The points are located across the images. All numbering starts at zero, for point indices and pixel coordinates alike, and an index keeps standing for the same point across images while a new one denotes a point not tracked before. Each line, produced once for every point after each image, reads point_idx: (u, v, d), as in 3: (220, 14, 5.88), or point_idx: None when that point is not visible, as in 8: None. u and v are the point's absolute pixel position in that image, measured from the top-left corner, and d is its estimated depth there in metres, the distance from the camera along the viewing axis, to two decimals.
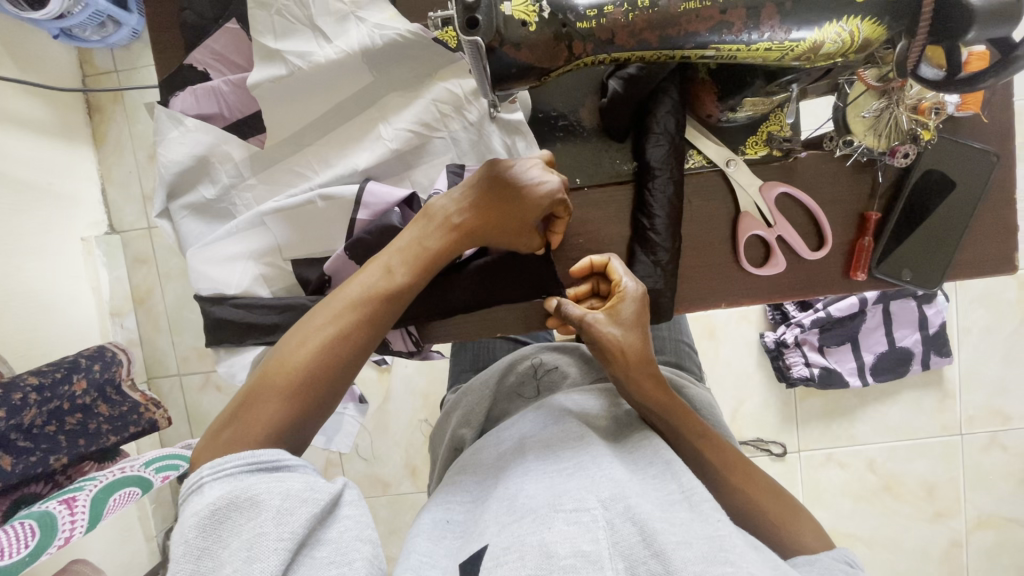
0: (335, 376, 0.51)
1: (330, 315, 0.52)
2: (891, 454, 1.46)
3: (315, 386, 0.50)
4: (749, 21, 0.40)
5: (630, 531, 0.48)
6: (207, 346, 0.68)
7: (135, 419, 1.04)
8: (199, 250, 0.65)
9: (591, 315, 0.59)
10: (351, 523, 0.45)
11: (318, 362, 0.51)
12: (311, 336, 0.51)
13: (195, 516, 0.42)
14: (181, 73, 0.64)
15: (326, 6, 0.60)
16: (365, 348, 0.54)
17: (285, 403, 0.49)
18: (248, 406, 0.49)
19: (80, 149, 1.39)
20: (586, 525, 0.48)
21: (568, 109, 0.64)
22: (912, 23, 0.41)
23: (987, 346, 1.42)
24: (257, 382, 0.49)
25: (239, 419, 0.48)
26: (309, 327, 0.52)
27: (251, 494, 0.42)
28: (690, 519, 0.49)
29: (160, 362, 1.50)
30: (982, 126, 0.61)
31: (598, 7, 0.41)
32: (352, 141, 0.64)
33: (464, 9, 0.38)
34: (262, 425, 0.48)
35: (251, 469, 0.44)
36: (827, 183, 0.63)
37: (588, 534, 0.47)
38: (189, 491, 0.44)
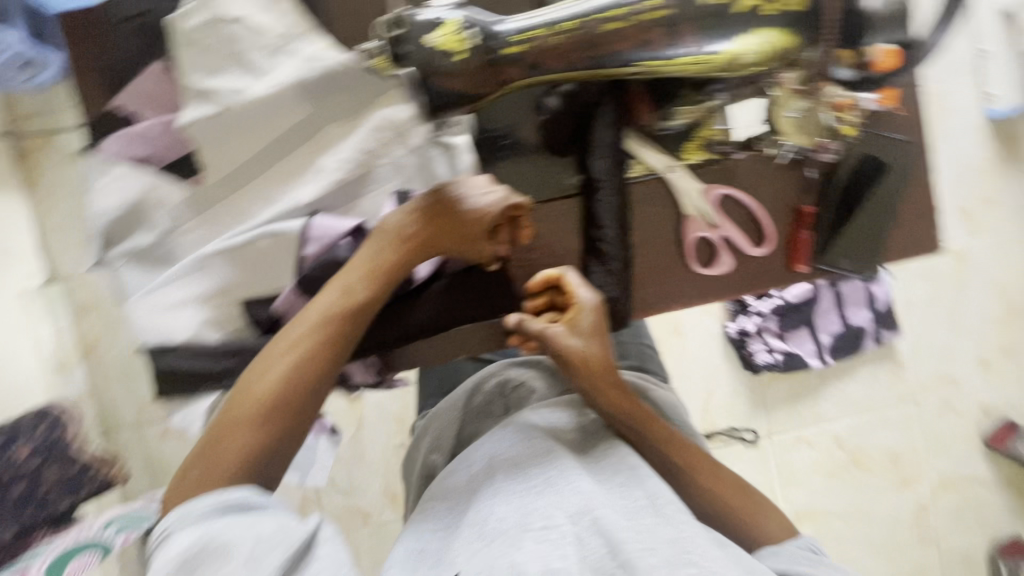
0: (302, 399, 0.51)
1: (290, 339, 0.52)
2: (855, 429, 1.52)
3: (283, 411, 0.50)
4: (668, 39, 0.42)
5: (598, 544, 0.50)
6: (156, 397, 0.65)
7: (91, 478, 1.01)
8: (139, 299, 0.62)
9: (552, 330, 0.59)
10: (326, 562, 0.44)
11: (282, 387, 0.50)
12: (273, 362, 0.51)
13: (166, 566, 0.42)
14: (107, 118, 0.62)
15: (256, 41, 0.59)
16: (331, 369, 0.53)
17: (252, 432, 0.48)
18: (218, 439, 0.49)
19: (9, 197, 1.32)
20: (555, 542, 0.50)
21: (510, 127, 0.64)
22: (818, 31, 0.43)
23: (932, 317, 1.51)
24: (223, 415, 0.49)
25: (208, 454, 0.48)
26: (272, 354, 0.52)
27: (224, 540, 0.43)
28: (655, 524, 0.51)
29: (114, 413, 1.43)
30: (896, 118, 0.65)
31: (524, 32, 0.41)
32: (293, 175, 0.63)
33: (390, 43, 0.38)
34: (232, 455, 0.48)
35: (224, 512, 0.45)
36: (765, 182, 0.65)
37: (558, 550, 0.49)
38: (165, 538, 0.45)
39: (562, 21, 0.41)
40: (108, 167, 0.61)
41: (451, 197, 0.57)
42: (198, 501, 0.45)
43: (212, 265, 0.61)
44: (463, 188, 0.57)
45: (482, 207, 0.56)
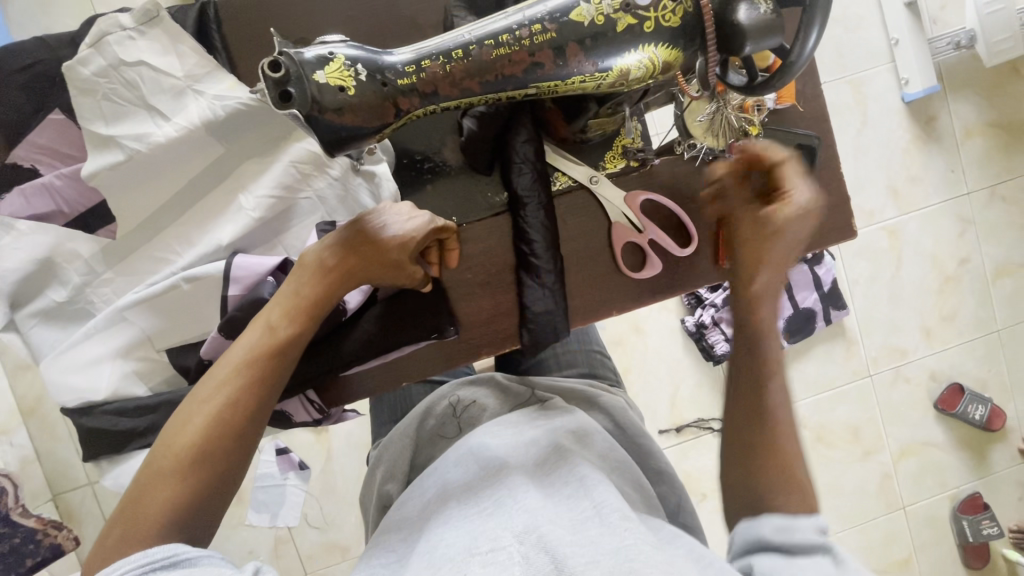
0: (231, 445, 0.48)
1: (212, 384, 0.49)
2: (816, 407, 1.57)
3: (209, 461, 0.47)
4: (558, 59, 0.43)
5: (544, 562, 0.48)
6: (86, 459, 0.62)
7: (31, 550, 0.99)
8: (56, 358, 0.59)
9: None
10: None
11: (204, 436, 0.47)
12: (195, 409, 0.48)
13: None
14: (1, 174, 0.58)
15: (159, 83, 0.58)
16: (260, 410, 0.50)
17: (175, 488, 0.45)
18: (137, 499, 0.45)
19: None
20: (501, 564, 0.48)
21: (431, 150, 0.65)
22: (702, 41, 0.44)
23: (875, 293, 1.58)
24: (142, 472, 0.46)
25: (127, 517, 0.44)
26: (194, 402, 0.49)
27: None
28: (601, 533, 0.51)
29: (64, 474, 1.35)
30: (802, 113, 0.68)
31: (414, 63, 0.42)
32: (213, 216, 0.61)
33: (274, 83, 0.38)
34: (153, 516, 0.44)
35: (144, 573, 0.41)
36: (682, 185, 0.67)
37: (502, 571, 0.47)
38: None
39: (451, 49, 0.42)
40: (9, 225, 0.58)
41: (369, 225, 0.56)
42: (114, 568, 0.41)
43: (130, 316, 0.60)
44: (382, 216, 0.56)
45: (404, 233, 0.56)
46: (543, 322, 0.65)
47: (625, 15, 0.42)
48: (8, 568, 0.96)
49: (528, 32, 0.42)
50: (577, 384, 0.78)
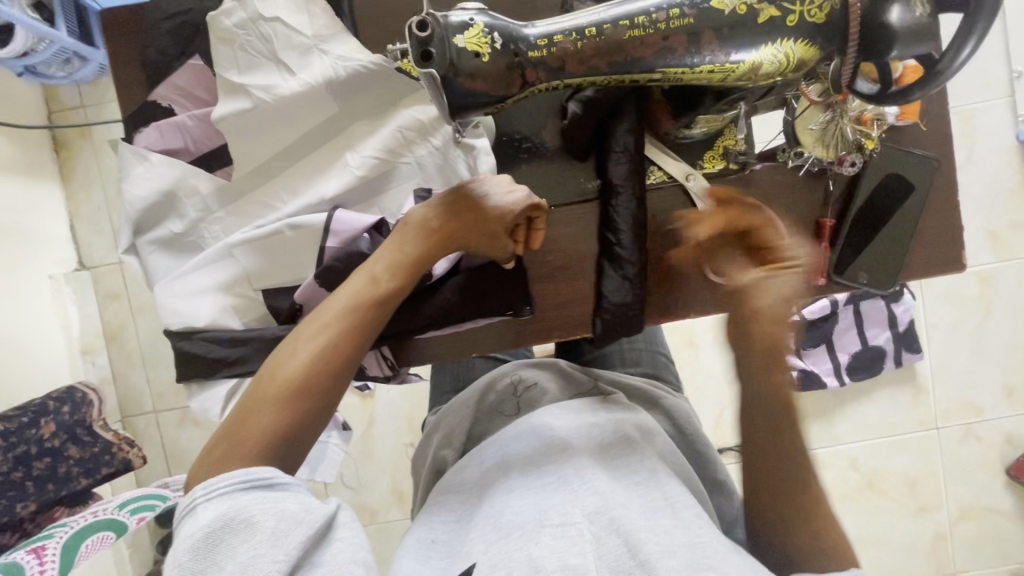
0: (329, 382, 0.52)
1: (318, 324, 0.53)
2: (872, 452, 1.49)
3: (309, 394, 0.51)
4: (691, 46, 0.42)
5: (617, 543, 0.50)
6: (179, 381, 0.67)
7: (108, 460, 1.06)
8: (168, 283, 0.65)
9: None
10: (344, 546, 0.46)
11: (309, 370, 0.51)
12: (301, 344, 0.52)
13: (190, 538, 0.43)
14: (143, 110, 0.64)
15: (290, 40, 0.61)
16: (356, 355, 0.54)
17: (280, 411, 0.49)
18: (243, 418, 0.49)
19: (47, 187, 1.38)
20: (573, 539, 0.50)
21: (531, 131, 0.66)
22: (843, 41, 0.43)
23: (956, 341, 1.47)
24: (249, 394, 0.50)
25: (233, 431, 0.48)
26: (299, 338, 0.52)
27: (244, 516, 0.43)
28: (673, 526, 0.52)
29: (134, 399, 1.47)
30: (923, 133, 0.64)
31: (548, 36, 0.43)
32: (320, 170, 0.65)
33: (418, 43, 0.40)
34: (257, 434, 0.48)
35: (245, 488, 0.45)
36: (781, 195, 0.65)
37: (575, 547, 0.49)
38: (184, 511, 0.45)
39: (586, 26, 0.42)
40: (143, 157, 0.63)
41: (473, 193, 0.58)
42: (224, 477, 0.46)
43: (236, 253, 0.64)
44: (485, 187, 0.59)
45: (505, 206, 0.58)
46: (619, 313, 0.64)
47: (769, 6, 0.41)
48: (87, 472, 1.02)
49: (666, 16, 0.42)
50: (640, 382, 0.78)
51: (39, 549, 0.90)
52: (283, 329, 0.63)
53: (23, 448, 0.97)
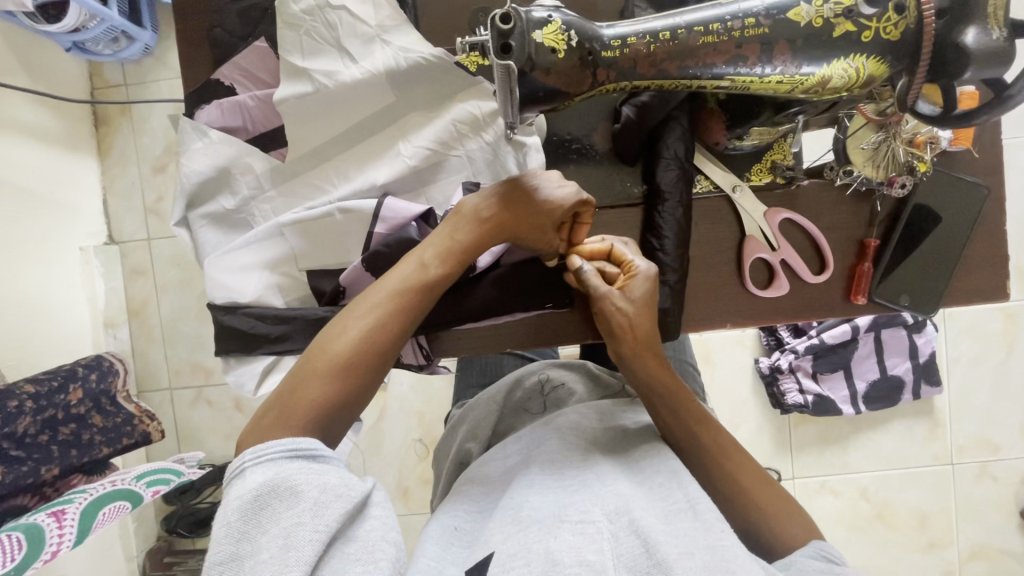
0: (375, 360, 0.53)
1: (368, 304, 0.54)
2: (883, 483, 1.47)
3: (356, 371, 0.52)
4: (763, 55, 0.43)
5: (635, 544, 0.49)
6: (216, 355, 0.69)
7: (129, 431, 1.08)
8: (216, 257, 0.66)
9: (603, 290, 0.61)
10: (378, 523, 0.45)
11: (359, 348, 0.52)
12: (351, 322, 0.53)
13: (238, 500, 0.43)
14: (207, 88, 0.66)
15: (354, 28, 0.62)
16: (401, 336, 0.55)
17: (328, 385, 0.50)
18: (294, 389, 0.50)
19: (84, 160, 1.40)
20: (591, 537, 0.49)
21: (582, 133, 0.67)
22: (912, 62, 0.43)
23: (976, 377, 1.45)
24: (299, 366, 0.51)
25: (285, 401, 0.50)
26: (350, 316, 0.53)
27: (289, 484, 0.44)
28: (694, 529, 0.50)
29: (152, 375, 1.49)
30: (973, 160, 0.64)
31: (622, 37, 0.44)
32: (372, 157, 0.66)
33: (498, 34, 0.41)
34: (306, 406, 0.50)
35: (292, 458, 0.46)
36: (828, 212, 0.66)
37: (594, 544, 0.48)
38: (233, 474, 0.46)
39: (660, 30, 0.44)
40: (202, 133, 0.64)
41: (525, 185, 0.58)
42: (273, 443, 0.47)
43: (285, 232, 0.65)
44: (537, 181, 0.59)
45: (555, 200, 0.58)
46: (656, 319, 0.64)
47: (845, 21, 0.42)
48: (110, 441, 1.04)
49: (741, 25, 0.43)
50: None
51: (60, 512, 0.89)
52: (326, 310, 0.65)
53: (52, 411, 0.96)
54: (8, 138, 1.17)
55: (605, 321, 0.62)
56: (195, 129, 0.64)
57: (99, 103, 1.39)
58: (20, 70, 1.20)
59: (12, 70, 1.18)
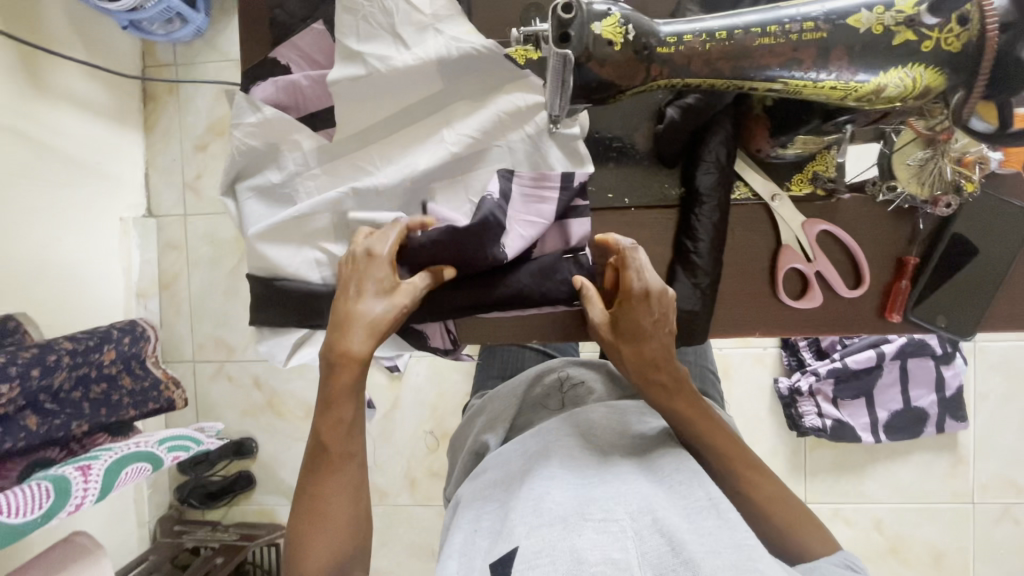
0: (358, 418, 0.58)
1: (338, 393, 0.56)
2: (898, 516, 1.43)
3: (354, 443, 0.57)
4: (818, 60, 0.44)
5: (659, 542, 0.49)
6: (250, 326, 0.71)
7: (154, 396, 1.11)
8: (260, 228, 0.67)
9: (596, 316, 0.63)
10: None
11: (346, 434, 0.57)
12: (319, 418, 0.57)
13: None
14: (265, 65, 0.68)
15: (408, 17, 0.62)
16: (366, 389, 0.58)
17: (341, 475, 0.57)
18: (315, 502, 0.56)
19: (131, 135, 1.45)
20: (615, 535, 0.50)
21: (624, 132, 0.67)
22: (971, 76, 0.43)
23: (1004, 415, 1.41)
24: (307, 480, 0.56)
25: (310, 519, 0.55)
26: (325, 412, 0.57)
27: None
28: (720, 527, 0.51)
29: (177, 347, 1.52)
30: (1021, 185, 0.63)
31: (678, 35, 0.45)
32: (417, 143, 0.67)
33: (558, 24, 0.42)
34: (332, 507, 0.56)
35: None
36: (867, 226, 0.65)
37: (618, 543, 0.49)
38: None
39: (717, 29, 0.44)
40: (256, 109, 0.66)
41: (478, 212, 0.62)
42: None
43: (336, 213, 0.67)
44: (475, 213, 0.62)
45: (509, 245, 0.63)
46: (685, 321, 0.65)
47: (906, 30, 0.42)
48: (136, 405, 1.07)
49: (799, 28, 0.43)
50: None
51: (86, 467, 0.92)
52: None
53: (85, 369, 0.99)
54: (60, 107, 1.22)
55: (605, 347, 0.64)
56: (250, 105, 0.65)
57: (149, 81, 1.44)
58: (78, 43, 1.27)
59: (71, 42, 1.25)
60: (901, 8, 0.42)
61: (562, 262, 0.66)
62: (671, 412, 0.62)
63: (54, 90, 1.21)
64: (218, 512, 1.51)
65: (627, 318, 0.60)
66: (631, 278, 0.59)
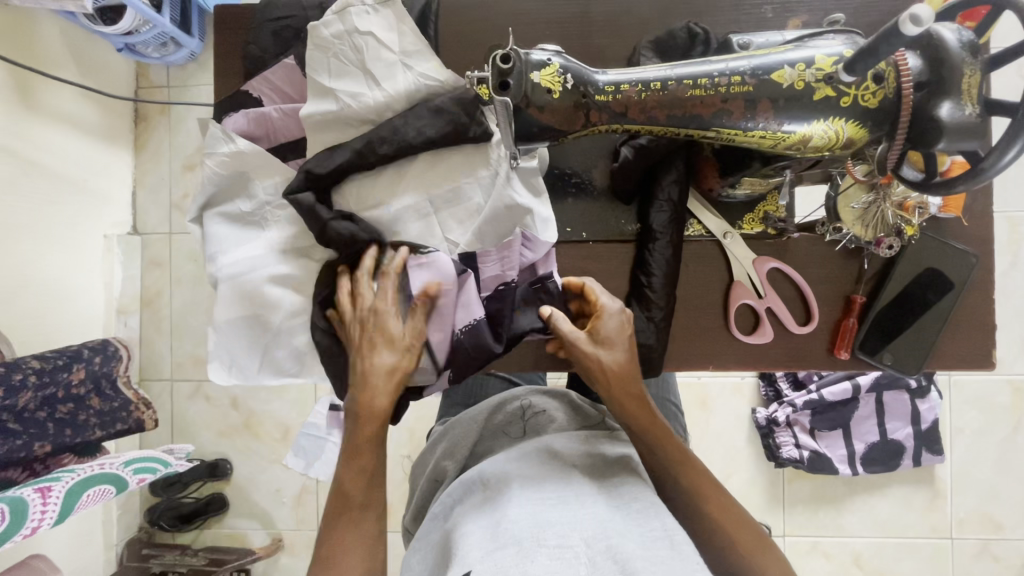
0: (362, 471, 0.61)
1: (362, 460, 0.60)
2: (877, 550, 1.42)
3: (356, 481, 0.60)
4: (747, 111, 0.46)
5: (612, 569, 0.50)
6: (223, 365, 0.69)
7: (124, 417, 1.11)
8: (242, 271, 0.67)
9: (573, 335, 0.62)
10: None
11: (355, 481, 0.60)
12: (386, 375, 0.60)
13: None
14: (239, 99, 0.71)
15: (378, 52, 0.63)
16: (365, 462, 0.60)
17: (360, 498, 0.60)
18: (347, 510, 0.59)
19: (121, 154, 1.47)
20: (568, 561, 0.50)
21: (582, 169, 0.69)
22: (892, 128, 0.46)
23: (980, 450, 1.41)
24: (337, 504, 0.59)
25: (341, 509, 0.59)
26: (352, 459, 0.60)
27: None
28: (671, 558, 0.51)
29: (155, 365, 1.51)
30: (963, 228, 0.65)
31: (615, 84, 0.47)
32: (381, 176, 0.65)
33: (499, 73, 0.45)
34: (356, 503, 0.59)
35: None
36: (816, 264, 0.67)
37: (570, 568, 0.49)
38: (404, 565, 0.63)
39: (652, 80, 0.47)
40: (226, 138, 0.67)
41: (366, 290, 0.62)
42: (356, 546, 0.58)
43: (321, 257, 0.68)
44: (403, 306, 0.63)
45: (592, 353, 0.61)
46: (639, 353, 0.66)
47: (825, 86, 0.45)
48: (105, 424, 1.06)
49: (727, 81, 0.46)
50: None
51: (45, 489, 0.90)
52: None
53: (53, 389, 0.99)
54: (49, 126, 1.24)
55: (580, 365, 0.62)
56: (223, 135, 0.66)
57: (141, 102, 1.47)
58: (73, 65, 1.30)
59: (65, 65, 1.28)
60: (821, 66, 0.45)
61: (530, 296, 0.67)
62: (635, 427, 0.63)
63: (46, 110, 1.23)
64: (188, 536, 1.48)
65: (605, 332, 0.61)
66: (607, 297, 0.62)
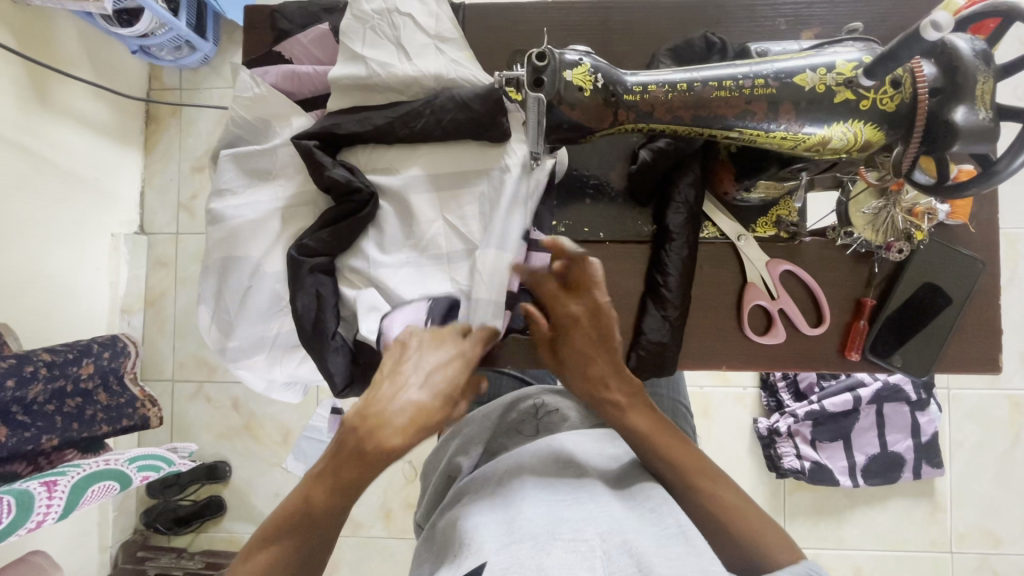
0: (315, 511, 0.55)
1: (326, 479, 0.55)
2: (878, 563, 1.42)
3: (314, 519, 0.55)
4: (769, 113, 0.49)
5: (628, 564, 0.49)
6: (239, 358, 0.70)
7: (130, 413, 1.11)
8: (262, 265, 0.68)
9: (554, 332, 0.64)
10: None
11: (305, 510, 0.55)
12: (417, 397, 0.55)
13: None
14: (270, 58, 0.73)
15: (413, 31, 0.65)
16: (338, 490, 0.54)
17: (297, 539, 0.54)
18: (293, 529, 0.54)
19: (131, 154, 1.49)
20: (583, 554, 0.50)
21: (599, 171, 0.71)
22: (908, 131, 0.48)
23: (979, 463, 1.42)
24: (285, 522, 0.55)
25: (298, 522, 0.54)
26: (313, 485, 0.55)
27: None
28: (687, 553, 0.50)
29: (157, 365, 1.51)
30: (969, 235, 0.67)
31: (643, 84, 0.49)
32: (402, 156, 0.67)
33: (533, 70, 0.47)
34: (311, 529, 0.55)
35: None
36: (827, 267, 0.69)
37: (586, 561, 0.49)
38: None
39: (678, 82, 0.49)
40: (254, 86, 0.68)
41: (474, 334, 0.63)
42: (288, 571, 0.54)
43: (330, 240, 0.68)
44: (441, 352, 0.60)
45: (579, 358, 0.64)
46: (654, 351, 0.67)
47: (845, 90, 0.47)
48: (111, 420, 1.07)
49: (752, 84, 0.49)
50: None
51: (52, 483, 0.89)
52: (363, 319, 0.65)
53: (62, 382, 0.98)
54: (63, 124, 1.26)
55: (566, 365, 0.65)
56: (251, 78, 0.67)
57: (153, 102, 1.49)
58: (89, 65, 1.32)
59: (82, 64, 1.30)
60: (841, 70, 0.47)
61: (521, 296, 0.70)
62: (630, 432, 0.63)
63: (61, 107, 1.25)
64: (184, 539, 1.47)
65: (586, 331, 0.63)
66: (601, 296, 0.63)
